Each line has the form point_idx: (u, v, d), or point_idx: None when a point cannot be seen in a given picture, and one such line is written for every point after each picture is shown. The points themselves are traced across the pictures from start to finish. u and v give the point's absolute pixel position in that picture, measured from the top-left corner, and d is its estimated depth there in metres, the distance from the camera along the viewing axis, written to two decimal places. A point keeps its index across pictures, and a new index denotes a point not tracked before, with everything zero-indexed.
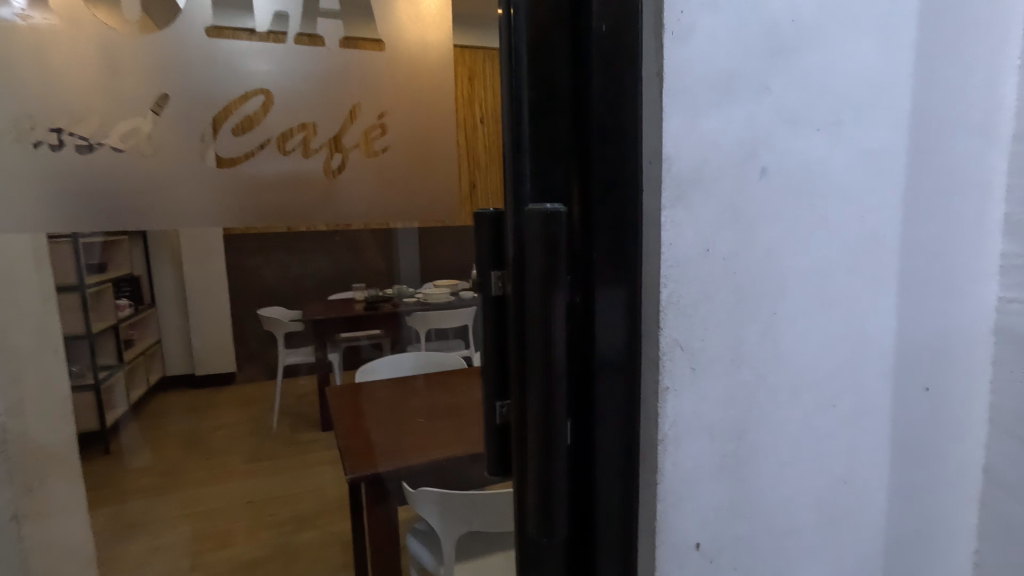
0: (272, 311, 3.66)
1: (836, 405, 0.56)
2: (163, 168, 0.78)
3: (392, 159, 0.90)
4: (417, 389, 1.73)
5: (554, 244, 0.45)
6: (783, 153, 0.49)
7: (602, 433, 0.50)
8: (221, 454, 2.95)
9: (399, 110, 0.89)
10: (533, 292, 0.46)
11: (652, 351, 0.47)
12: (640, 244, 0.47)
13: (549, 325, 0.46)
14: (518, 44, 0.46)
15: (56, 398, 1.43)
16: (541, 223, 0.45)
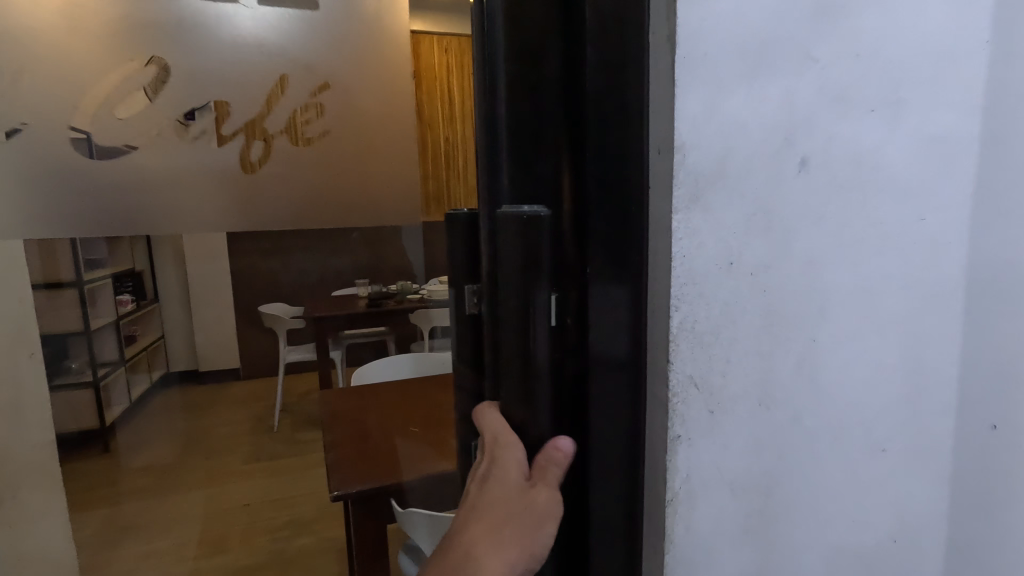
0: (275, 308, 3.60)
1: (886, 449, 0.46)
2: (131, 157, 0.76)
3: (331, 145, 0.85)
4: (414, 396, 1.63)
5: (535, 253, 0.37)
6: (827, 139, 0.39)
7: (598, 478, 0.42)
8: (221, 453, 2.90)
9: (338, 92, 0.84)
10: (507, 310, 0.39)
11: (657, 384, 0.38)
12: (646, 254, 0.38)
13: (527, 346, 0.39)
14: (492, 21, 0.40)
15: (33, 405, 1.37)
16: (517, 228, 0.37)
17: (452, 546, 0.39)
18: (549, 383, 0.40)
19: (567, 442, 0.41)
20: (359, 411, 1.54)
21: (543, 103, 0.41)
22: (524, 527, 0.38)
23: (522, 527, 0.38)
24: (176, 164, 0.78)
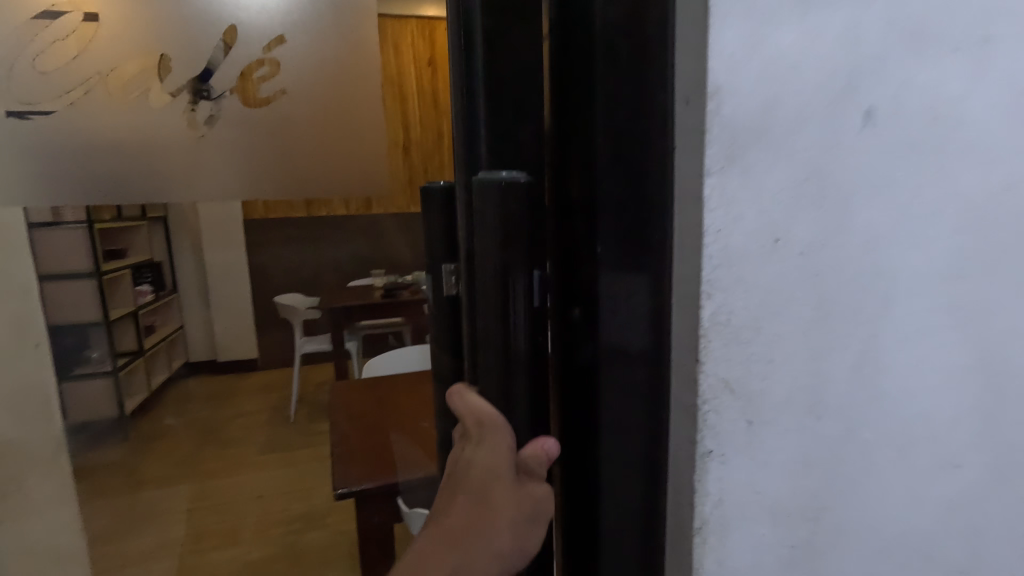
0: (291, 298, 3.59)
1: (959, 466, 0.38)
2: (125, 127, 0.74)
3: (286, 107, 0.78)
4: (425, 390, 1.59)
5: (517, 225, 0.31)
6: (898, 86, 0.32)
7: (610, 496, 0.36)
8: (238, 443, 2.91)
9: (295, 49, 0.76)
10: (485, 293, 0.33)
11: (680, 386, 0.32)
12: (662, 227, 0.33)
13: (507, 334, 0.33)
14: None
15: (39, 394, 1.36)
16: (495, 196, 0.31)
17: (434, 543, 0.33)
18: (528, 382, 0.34)
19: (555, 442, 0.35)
20: (370, 404, 1.51)
21: (533, 51, 0.34)
22: (515, 518, 0.33)
23: (513, 519, 0.33)
24: (103, 125, 0.73)
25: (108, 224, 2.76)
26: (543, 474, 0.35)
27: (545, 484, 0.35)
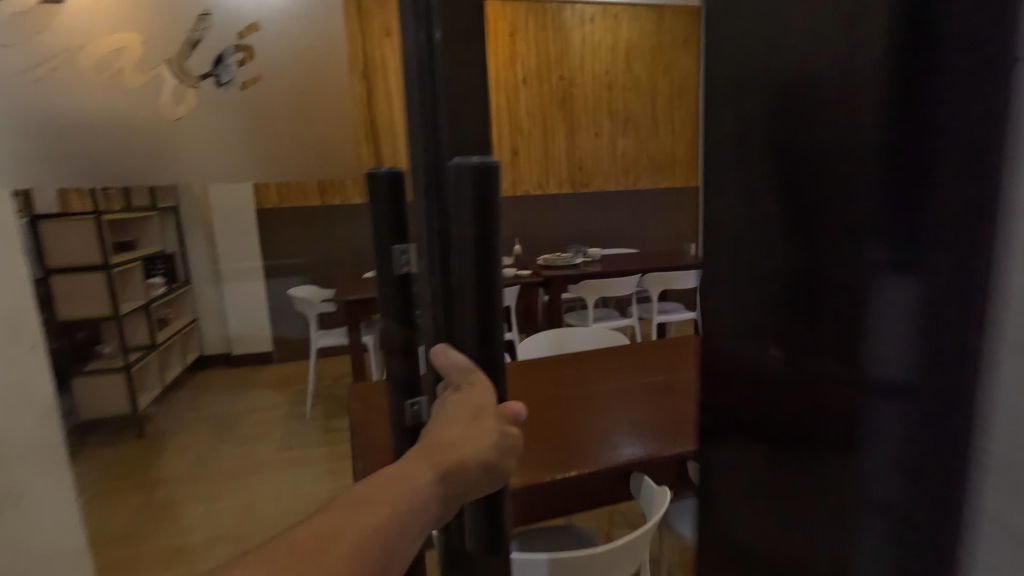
0: (306, 290, 3.50)
1: None
2: (100, 108, 0.74)
3: (258, 92, 0.77)
4: None
5: (484, 190, 0.57)
6: None
7: (833, 561, 0.29)
8: (253, 440, 2.83)
9: (272, 36, 0.77)
10: (465, 244, 0.58)
11: (1006, 445, 0.23)
12: (980, 246, 0.23)
13: (477, 264, 0.59)
14: (434, 66, 0.59)
15: (38, 399, 1.27)
16: (472, 172, 0.56)
17: (440, 449, 0.53)
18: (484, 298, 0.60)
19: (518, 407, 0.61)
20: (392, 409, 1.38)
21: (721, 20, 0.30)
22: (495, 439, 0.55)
23: (491, 436, 0.55)
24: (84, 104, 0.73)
25: (115, 213, 2.65)
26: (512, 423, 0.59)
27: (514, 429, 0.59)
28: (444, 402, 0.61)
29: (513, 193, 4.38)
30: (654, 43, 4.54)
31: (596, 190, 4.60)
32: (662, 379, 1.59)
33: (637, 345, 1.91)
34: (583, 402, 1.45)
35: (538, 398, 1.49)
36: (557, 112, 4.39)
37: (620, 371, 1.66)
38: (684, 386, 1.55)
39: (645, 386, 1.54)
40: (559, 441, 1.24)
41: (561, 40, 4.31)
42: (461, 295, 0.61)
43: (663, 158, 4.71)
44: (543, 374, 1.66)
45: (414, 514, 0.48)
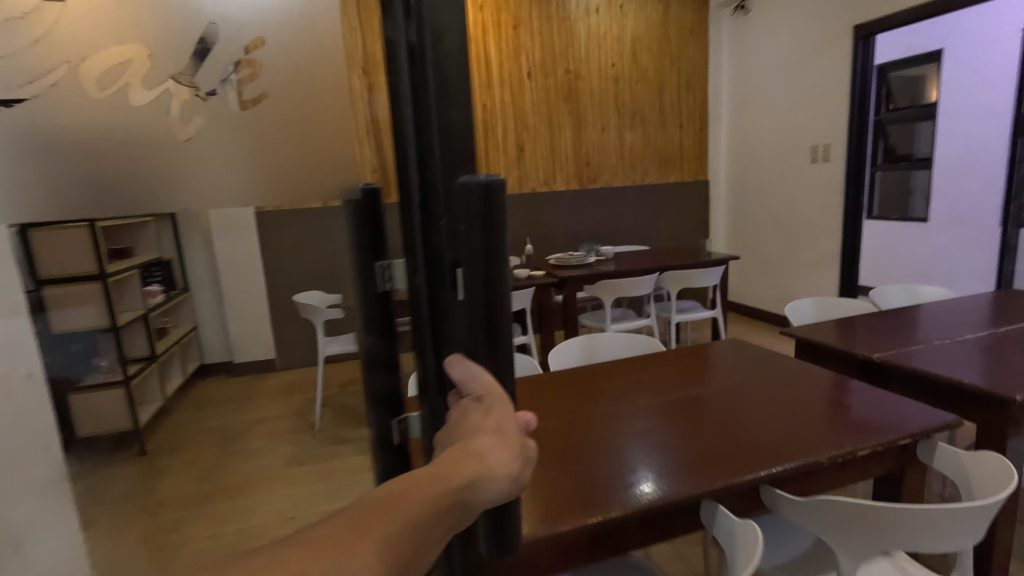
0: (311, 295, 3.37)
1: None
2: (69, 134, 0.53)
3: (270, 117, 0.59)
4: None
5: (489, 210, 0.51)
6: None
7: None
8: (262, 455, 2.72)
9: (282, 52, 0.58)
10: (471, 258, 0.52)
11: None
12: None
13: (486, 284, 0.52)
14: (424, 67, 0.52)
15: (37, 432, 1.14)
16: (478, 191, 0.50)
17: (462, 454, 0.48)
18: (486, 325, 0.54)
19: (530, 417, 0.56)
20: None
21: None
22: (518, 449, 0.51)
23: (512, 446, 0.51)
24: (75, 131, 0.53)
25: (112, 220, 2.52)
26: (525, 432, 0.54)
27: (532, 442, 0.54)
28: (460, 412, 0.55)
29: (519, 190, 4.27)
30: (661, 34, 4.42)
31: (605, 185, 4.48)
32: (689, 397, 1.47)
33: (662, 359, 1.79)
34: (603, 424, 1.34)
35: (553, 420, 1.38)
36: (563, 106, 4.28)
37: (642, 389, 1.55)
38: (713, 402, 1.43)
39: (670, 405, 1.42)
40: (576, 471, 1.13)
41: (565, 32, 4.19)
42: (469, 319, 0.55)
43: (672, 151, 4.60)
44: (568, 390, 1.56)
45: (434, 522, 0.44)
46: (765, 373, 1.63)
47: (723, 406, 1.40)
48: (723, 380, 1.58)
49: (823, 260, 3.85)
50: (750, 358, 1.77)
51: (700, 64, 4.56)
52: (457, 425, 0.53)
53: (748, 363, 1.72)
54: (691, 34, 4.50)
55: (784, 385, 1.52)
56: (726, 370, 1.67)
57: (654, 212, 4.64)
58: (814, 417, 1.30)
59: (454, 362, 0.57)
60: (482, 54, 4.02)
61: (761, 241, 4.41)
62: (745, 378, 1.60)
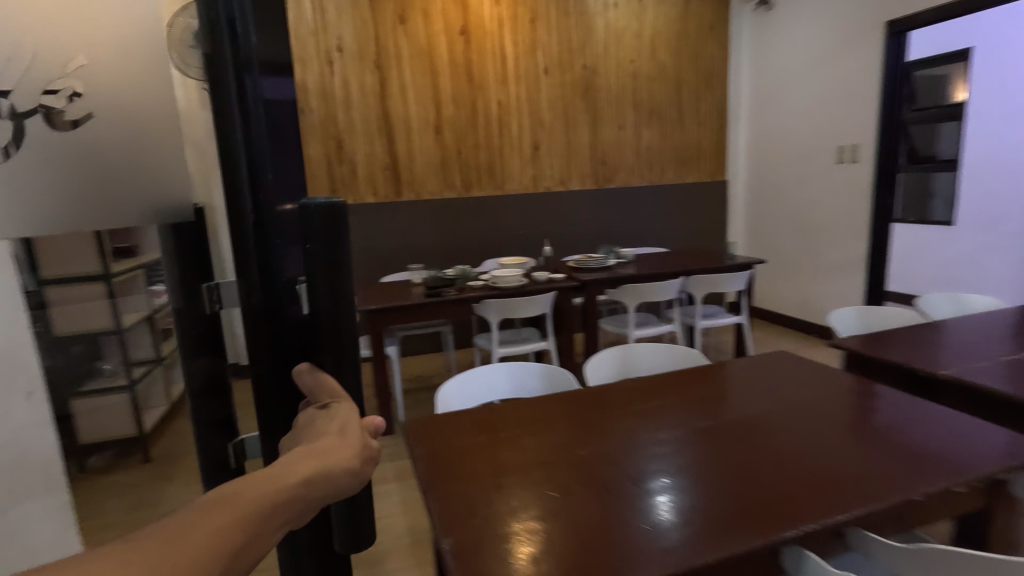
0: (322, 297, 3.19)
1: None
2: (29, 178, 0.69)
3: (129, 130, 0.71)
4: (525, 437, 1.26)
5: (335, 231, 0.60)
6: None
7: None
8: None
9: (119, 89, 0.70)
10: (317, 270, 0.61)
11: None
12: None
13: (334, 294, 0.62)
14: (235, 102, 0.60)
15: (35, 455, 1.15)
16: (321, 213, 0.59)
17: (302, 456, 0.52)
18: (328, 336, 0.62)
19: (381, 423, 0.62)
20: (458, 462, 1.16)
21: None
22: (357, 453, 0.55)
23: (353, 447, 0.55)
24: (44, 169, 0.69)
25: None
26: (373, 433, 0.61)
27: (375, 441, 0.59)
28: (308, 416, 0.60)
29: (534, 189, 4.16)
30: (680, 29, 4.29)
31: (621, 185, 4.36)
32: (729, 420, 1.33)
33: (695, 372, 1.65)
34: (635, 451, 1.20)
35: (581, 442, 1.24)
36: (579, 103, 4.15)
37: (675, 408, 1.40)
38: (759, 428, 1.28)
39: (710, 430, 1.28)
40: (616, 515, 0.99)
41: (583, 26, 4.06)
42: (302, 330, 0.67)
43: (690, 150, 4.48)
44: (602, 404, 1.43)
45: (266, 523, 0.46)
46: (808, 393, 1.48)
47: (772, 433, 1.25)
48: (763, 400, 1.44)
49: (848, 263, 3.73)
50: (789, 375, 1.62)
51: (720, 62, 4.44)
52: (304, 425, 0.59)
53: (788, 381, 1.58)
54: (712, 30, 4.37)
55: (831, 409, 1.38)
56: (765, 388, 1.53)
57: (672, 213, 4.52)
58: (875, 450, 1.17)
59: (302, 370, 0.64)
60: (497, 48, 3.90)
61: (782, 243, 4.29)
62: (788, 398, 1.45)
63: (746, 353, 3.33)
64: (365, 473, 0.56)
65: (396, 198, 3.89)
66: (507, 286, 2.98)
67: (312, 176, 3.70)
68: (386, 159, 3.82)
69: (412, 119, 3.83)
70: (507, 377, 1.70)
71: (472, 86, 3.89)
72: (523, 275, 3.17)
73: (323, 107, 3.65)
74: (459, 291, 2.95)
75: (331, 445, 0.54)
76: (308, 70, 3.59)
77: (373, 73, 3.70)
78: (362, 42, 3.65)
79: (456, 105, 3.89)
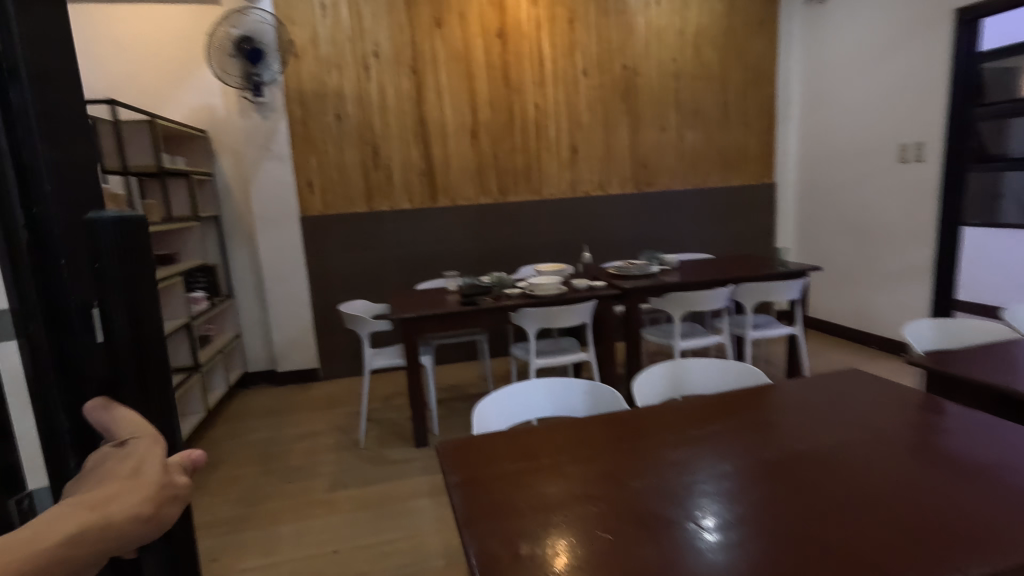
0: (355, 303, 3.10)
1: None
2: None
3: None
4: (572, 465, 1.13)
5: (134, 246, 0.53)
6: None
7: None
8: (303, 476, 2.57)
9: None
10: (108, 287, 0.52)
11: None
12: None
13: (149, 313, 0.55)
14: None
15: None
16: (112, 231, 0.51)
17: (80, 503, 0.42)
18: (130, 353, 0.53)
19: (198, 454, 0.51)
20: (500, 494, 1.05)
21: None
22: (152, 495, 0.44)
23: (148, 487, 0.44)
24: None
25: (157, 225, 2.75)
26: (183, 470, 0.49)
27: (185, 478, 0.48)
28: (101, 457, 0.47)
29: (572, 194, 4.03)
30: (726, 26, 4.12)
31: (663, 189, 4.19)
32: (801, 448, 1.17)
33: (753, 391, 1.48)
34: (696, 485, 1.06)
35: (634, 473, 1.10)
36: (619, 104, 4.01)
37: (737, 432, 1.24)
38: (839, 461, 1.12)
39: (780, 461, 1.12)
40: (683, 566, 0.85)
41: (624, 26, 3.93)
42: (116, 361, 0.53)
43: (737, 151, 4.28)
44: (655, 426, 1.29)
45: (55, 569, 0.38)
46: (890, 418, 1.30)
47: (854, 468, 1.09)
48: (839, 425, 1.27)
49: (914, 268, 3.46)
50: (865, 395, 1.44)
51: (768, 59, 4.24)
52: (95, 468, 0.47)
53: (866, 402, 1.39)
54: (760, 26, 4.18)
55: (921, 439, 1.20)
56: (838, 410, 1.35)
57: (716, 217, 4.32)
58: (982, 495, 0.99)
59: (105, 407, 0.52)
60: (535, 50, 3.81)
61: (836, 248, 4.03)
62: (867, 424, 1.28)
63: (800, 365, 3.12)
64: (166, 517, 0.45)
65: (432, 203, 3.83)
66: (545, 294, 2.85)
67: (348, 182, 3.68)
68: (421, 164, 3.76)
69: (448, 124, 3.76)
70: (549, 395, 1.58)
71: (509, 89, 3.81)
72: (563, 283, 3.04)
73: (360, 113, 3.63)
74: (495, 299, 2.85)
75: (133, 486, 0.44)
76: (345, 76, 3.57)
77: (409, 78, 3.66)
78: (398, 47, 3.62)
79: (493, 109, 3.81)
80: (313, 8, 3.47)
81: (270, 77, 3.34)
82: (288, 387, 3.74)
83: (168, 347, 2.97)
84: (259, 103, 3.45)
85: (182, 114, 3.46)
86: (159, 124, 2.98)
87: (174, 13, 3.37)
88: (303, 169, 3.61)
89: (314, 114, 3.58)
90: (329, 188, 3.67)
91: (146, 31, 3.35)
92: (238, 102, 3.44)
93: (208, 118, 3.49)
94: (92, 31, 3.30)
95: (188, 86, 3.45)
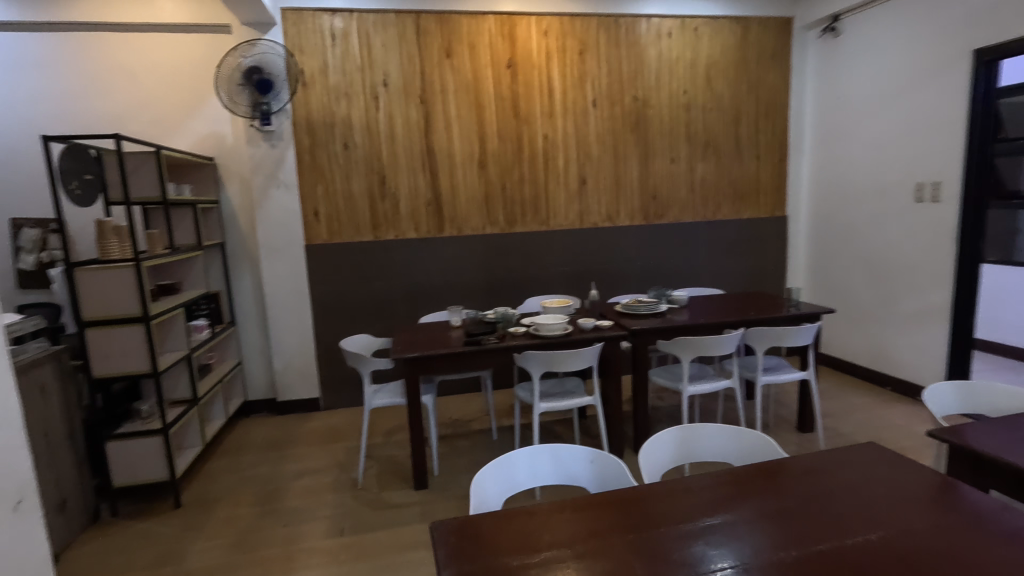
0: (357, 339, 3.04)
1: None
2: None
3: None
4: (574, 564, 1.06)
5: None
6: None
7: None
8: (298, 519, 2.51)
9: None
10: None
11: None
12: None
13: None
14: None
15: (30, 563, 1.24)
16: None
17: None
18: None
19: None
20: None
21: None
22: None
23: None
24: None
25: (160, 257, 2.71)
26: None
27: None
28: None
29: (580, 225, 3.98)
30: (738, 58, 4.08)
31: (673, 222, 4.13)
32: (820, 549, 1.09)
33: (765, 468, 1.41)
34: None
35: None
36: (630, 136, 3.97)
37: (751, 526, 1.16)
38: (862, 566, 1.04)
39: (797, 566, 1.04)
40: None
41: (635, 57, 3.90)
42: None
43: (749, 184, 4.22)
44: (663, 513, 1.22)
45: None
46: (915, 507, 1.21)
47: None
48: (862, 518, 1.18)
49: (930, 310, 3.37)
50: (889, 477, 1.34)
51: (781, 91, 4.19)
52: None
53: (890, 486, 1.30)
54: (772, 59, 4.14)
55: (953, 538, 1.10)
56: (860, 497, 1.26)
57: (727, 250, 4.25)
58: None
59: None
60: (545, 82, 3.79)
61: (851, 284, 3.94)
62: (891, 515, 1.19)
63: (812, 410, 3.03)
64: None
65: (438, 233, 3.79)
66: (551, 335, 2.77)
67: (354, 211, 3.65)
68: (428, 194, 3.73)
69: (456, 155, 3.74)
70: (551, 461, 1.52)
71: (518, 120, 3.78)
72: (569, 321, 2.97)
73: (367, 142, 3.61)
74: (499, 338, 2.78)
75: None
76: (354, 105, 3.56)
77: (418, 108, 3.64)
78: (407, 77, 3.60)
79: (501, 139, 3.78)
80: (323, 39, 3.47)
81: (279, 106, 3.32)
82: (288, 417, 3.70)
83: (168, 380, 2.92)
84: (266, 132, 3.43)
85: (191, 142, 3.46)
86: (165, 154, 2.96)
87: (187, 42, 3.38)
88: (309, 198, 3.58)
89: (322, 144, 3.56)
90: (335, 217, 3.64)
91: (156, 61, 3.36)
92: (246, 131, 3.43)
93: (215, 145, 3.48)
94: (107, 60, 3.32)
95: (197, 113, 3.45)
